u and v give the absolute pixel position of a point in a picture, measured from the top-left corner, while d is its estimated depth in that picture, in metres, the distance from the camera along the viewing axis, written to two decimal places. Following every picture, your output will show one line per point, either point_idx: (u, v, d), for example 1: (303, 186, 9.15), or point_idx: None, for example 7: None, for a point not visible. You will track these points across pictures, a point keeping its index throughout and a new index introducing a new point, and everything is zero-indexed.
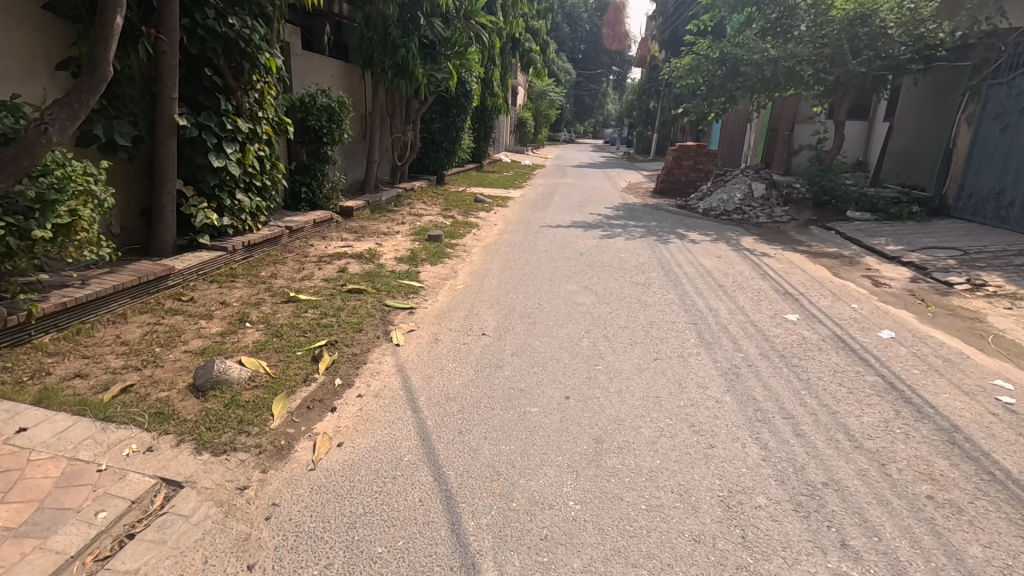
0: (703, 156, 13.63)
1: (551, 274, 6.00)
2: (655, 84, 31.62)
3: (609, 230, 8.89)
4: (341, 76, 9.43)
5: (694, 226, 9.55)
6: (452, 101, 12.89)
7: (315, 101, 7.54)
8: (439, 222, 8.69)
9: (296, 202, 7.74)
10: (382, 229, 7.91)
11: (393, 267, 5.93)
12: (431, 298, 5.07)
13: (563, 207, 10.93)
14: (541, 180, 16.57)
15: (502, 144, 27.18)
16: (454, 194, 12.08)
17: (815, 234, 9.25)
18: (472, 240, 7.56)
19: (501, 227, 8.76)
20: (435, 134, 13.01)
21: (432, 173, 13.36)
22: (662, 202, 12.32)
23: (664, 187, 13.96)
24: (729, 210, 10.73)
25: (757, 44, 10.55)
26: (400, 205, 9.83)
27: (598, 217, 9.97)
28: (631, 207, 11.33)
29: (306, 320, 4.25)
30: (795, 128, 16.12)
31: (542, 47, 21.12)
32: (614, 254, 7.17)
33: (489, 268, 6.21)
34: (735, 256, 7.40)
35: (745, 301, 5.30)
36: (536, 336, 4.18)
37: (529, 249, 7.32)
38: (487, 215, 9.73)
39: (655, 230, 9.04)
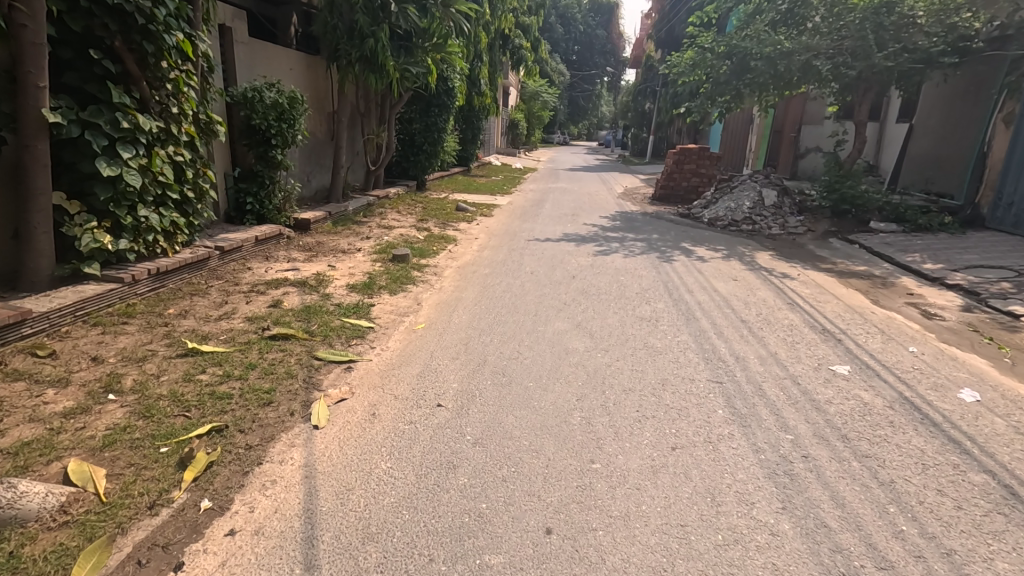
0: (706, 159, 12.60)
1: (536, 306, 4.90)
2: (651, 84, 30.61)
3: (606, 244, 7.81)
4: (302, 69, 8.29)
5: (700, 239, 8.50)
6: (434, 100, 11.78)
7: (261, 96, 6.43)
8: (411, 236, 7.60)
9: (240, 215, 6.61)
10: (342, 246, 6.79)
11: (343, 299, 4.82)
12: (380, 345, 3.96)
13: (554, 217, 9.86)
14: (532, 184, 15.47)
15: (492, 146, 26.07)
16: (435, 202, 10.97)
17: (837, 248, 8.21)
18: (446, 260, 6.46)
19: (483, 241, 7.65)
20: (415, 136, 11.90)
21: (412, 178, 12.25)
22: (662, 210, 11.26)
23: (663, 193, 12.92)
24: (737, 219, 9.69)
25: (769, 36, 9.60)
26: (370, 216, 8.71)
27: (594, 228, 8.91)
28: (629, 216, 10.28)
29: (198, 386, 3.13)
30: (802, 129, 15.21)
31: (533, 44, 20.11)
32: (612, 276, 6.09)
33: (461, 298, 5.11)
34: (752, 277, 6.35)
35: (777, 345, 4.22)
36: (509, 410, 3.07)
37: (512, 270, 6.22)
38: (467, 226, 8.64)
39: (657, 244, 7.98)
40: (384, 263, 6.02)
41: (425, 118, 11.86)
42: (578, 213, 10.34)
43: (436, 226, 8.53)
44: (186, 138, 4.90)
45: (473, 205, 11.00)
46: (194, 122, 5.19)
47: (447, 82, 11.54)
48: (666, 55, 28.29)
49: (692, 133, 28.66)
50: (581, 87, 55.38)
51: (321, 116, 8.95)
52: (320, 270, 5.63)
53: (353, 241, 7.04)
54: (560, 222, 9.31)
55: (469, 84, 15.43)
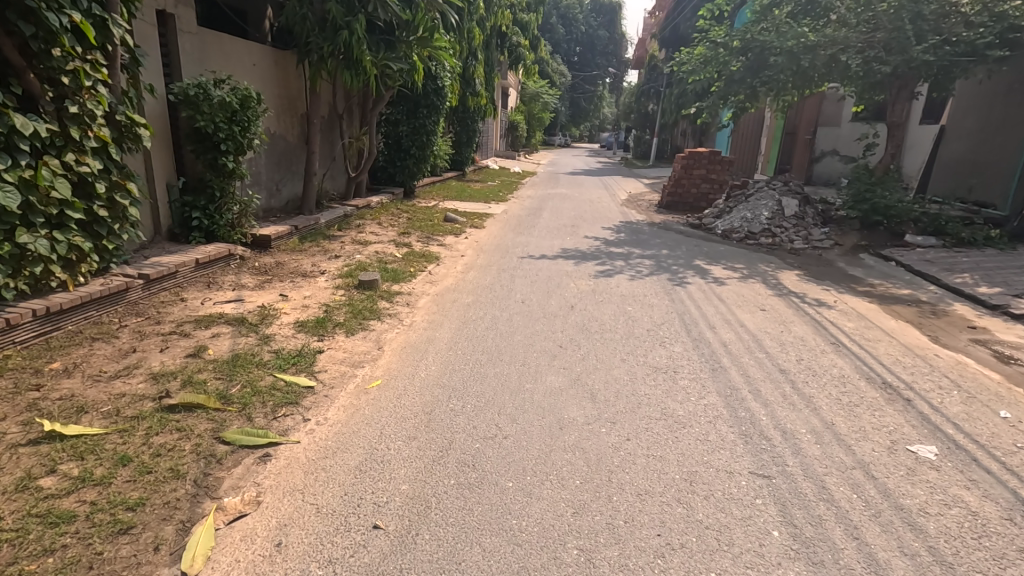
0: (717, 164, 11.67)
1: (525, 350, 3.97)
2: (655, 84, 29.66)
3: (609, 263, 6.87)
4: (267, 64, 7.38)
5: (715, 255, 7.57)
6: (422, 100, 10.87)
7: (207, 94, 5.50)
8: (389, 254, 6.67)
9: (185, 232, 5.72)
10: (305, 267, 5.88)
11: (284, 343, 3.90)
12: (317, 415, 3.04)
13: (552, 228, 8.94)
14: (530, 190, 14.55)
15: (490, 149, 25.17)
16: (422, 211, 10.06)
17: (870, 265, 7.28)
18: (425, 285, 5.54)
19: (471, 260, 6.72)
20: (402, 139, 11.00)
21: (399, 184, 11.34)
22: (671, 220, 10.33)
23: (671, 200, 11.99)
24: (754, 231, 8.76)
25: (790, 29, 8.69)
26: (346, 229, 7.80)
27: (597, 243, 7.97)
28: (636, 227, 9.34)
29: (34, 497, 2.20)
30: (818, 131, 14.43)
31: (533, 43, 19.20)
32: (617, 305, 5.14)
33: (436, 339, 4.19)
34: (782, 306, 5.41)
35: (832, 410, 3.29)
36: (475, 538, 2.14)
37: (500, 297, 5.29)
38: (455, 241, 7.71)
39: (667, 262, 7.05)
40: (349, 290, 5.11)
41: (411, 120, 10.93)
42: (579, 224, 9.41)
43: (418, 240, 7.60)
44: (96, 144, 3.98)
45: (464, 215, 10.07)
46: (112, 125, 4.27)
47: (437, 81, 10.71)
48: (670, 55, 27.35)
49: (698, 135, 27.68)
50: (583, 88, 54.49)
51: (292, 118, 8.05)
52: (268, 301, 4.72)
53: (319, 261, 6.12)
54: (558, 234, 8.39)
55: (464, 84, 14.54)
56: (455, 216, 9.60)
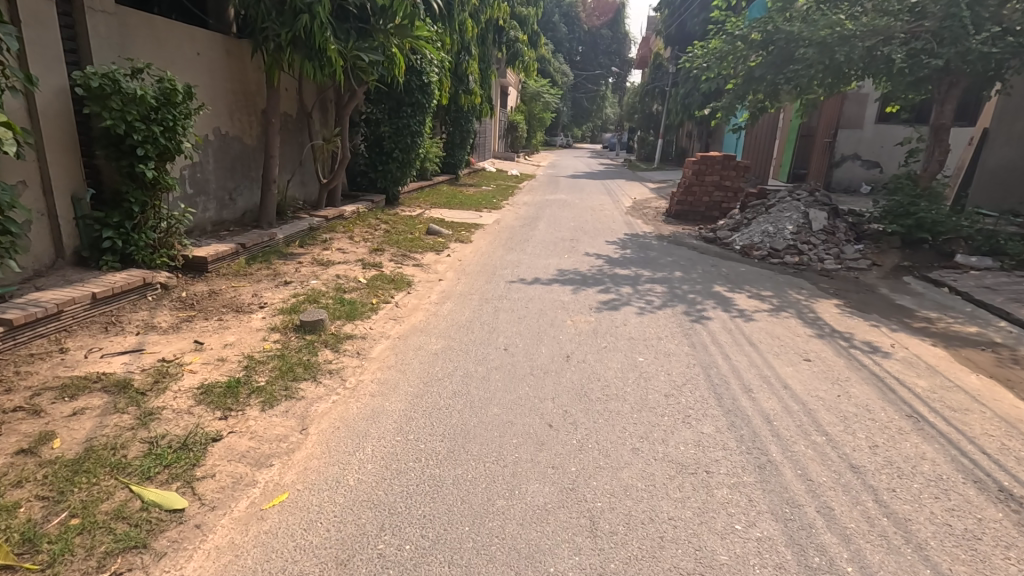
0: (731, 170, 10.63)
1: (499, 435, 2.92)
2: (660, 84, 28.59)
3: (615, 290, 5.83)
4: (213, 54, 6.32)
5: (736, 278, 6.52)
6: (405, 97, 9.84)
7: (117, 86, 4.43)
8: (350, 278, 5.63)
9: (96, 255, 4.66)
10: (243, 298, 4.83)
11: (167, 426, 2.82)
12: (168, 572, 1.98)
13: (548, 243, 7.89)
14: (526, 196, 13.50)
15: (488, 150, 24.10)
16: (404, 221, 9.02)
17: (919, 292, 6.22)
18: (386, 323, 4.50)
19: (449, 285, 5.68)
20: (383, 140, 9.95)
21: (381, 190, 10.31)
22: (681, 233, 9.27)
23: (680, 209, 10.94)
24: (778, 248, 7.70)
25: (821, 17, 7.68)
26: (308, 246, 6.76)
27: (599, 262, 6.94)
28: (643, 242, 8.30)
29: None
30: (838, 133, 13.39)
31: (532, 39, 18.20)
32: (625, 353, 4.09)
33: (384, 413, 3.14)
34: (829, 353, 4.36)
35: (947, 549, 2.23)
36: None
37: (477, 341, 4.24)
38: (433, 260, 6.67)
39: (682, 288, 6.00)
40: (286, 333, 4.06)
41: (393, 120, 9.88)
42: (579, 238, 8.37)
43: (390, 259, 6.55)
44: None
45: (449, 226, 9.02)
46: None
47: (422, 76, 9.70)
48: (676, 53, 26.33)
49: (704, 136, 26.62)
50: (585, 88, 53.45)
51: (250, 116, 7.03)
52: (175, 351, 3.66)
53: (262, 290, 5.08)
54: (555, 252, 7.35)
55: (456, 82, 13.53)
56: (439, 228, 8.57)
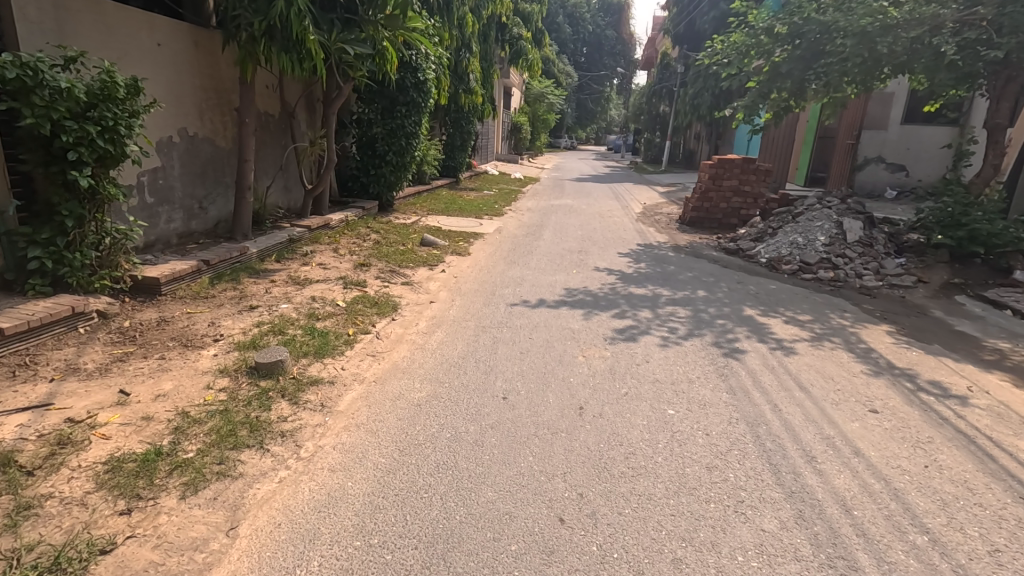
0: (751, 174, 9.89)
1: (491, 543, 2.16)
2: (668, 84, 27.80)
3: (631, 314, 5.08)
4: (177, 45, 5.60)
5: (768, 298, 5.76)
6: (400, 96, 9.14)
7: (37, 76, 3.70)
8: (328, 300, 4.89)
9: (23, 278, 3.95)
10: (196, 329, 4.09)
11: (44, 528, 2.09)
12: None
13: (553, 256, 7.15)
14: (530, 201, 12.77)
15: (490, 153, 23.33)
16: (397, 230, 8.29)
17: (979, 315, 5.45)
18: (361, 362, 3.75)
19: (441, 309, 4.94)
20: (376, 142, 9.26)
21: (373, 196, 9.60)
22: (699, 244, 8.51)
23: (695, 216, 10.18)
24: (810, 261, 6.93)
25: (859, 4, 6.99)
26: (286, 261, 6.03)
27: (611, 279, 6.19)
28: (659, 255, 7.55)
29: None
30: (861, 134, 12.68)
31: (536, 38, 17.51)
32: (651, 403, 3.34)
33: (344, 502, 2.38)
34: (896, 398, 3.60)
35: None
36: None
37: (470, 387, 3.48)
38: (425, 277, 5.94)
39: (708, 312, 5.23)
40: (236, 377, 3.32)
41: (386, 121, 9.16)
42: (588, 250, 7.62)
43: (376, 276, 5.81)
44: None
45: (446, 235, 8.28)
46: None
47: (418, 73, 9.02)
48: (684, 52, 25.57)
49: (713, 138, 25.84)
50: (590, 90, 52.69)
51: (224, 116, 6.35)
52: (90, 406, 2.93)
53: (222, 317, 4.35)
54: (562, 266, 6.60)
55: (456, 81, 12.82)
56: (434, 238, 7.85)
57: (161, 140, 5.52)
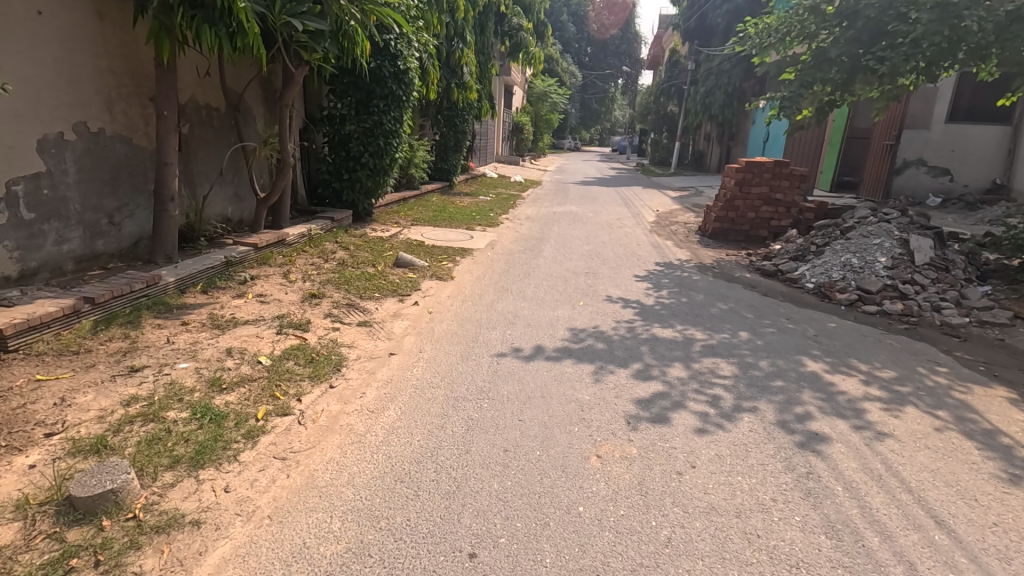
0: (782, 180, 8.61)
1: None
2: (677, 82, 26.52)
3: (661, 371, 3.78)
4: (68, 14, 4.31)
5: (832, 344, 4.45)
6: (376, 88, 7.85)
7: None
8: (246, 356, 3.60)
9: None
10: (31, 411, 2.79)
11: None
12: None
13: (555, 281, 5.85)
14: (530, 208, 11.48)
15: (489, 154, 21.97)
16: (369, 248, 7.01)
17: None
18: (259, 477, 2.45)
19: (402, 368, 3.65)
20: (349, 142, 7.99)
21: (347, 204, 8.33)
22: (727, 264, 7.20)
23: (719, 228, 8.87)
24: (871, 290, 5.62)
25: None
26: (214, 292, 4.75)
27: (630, 315, 4.90)
28: (683, 279, 6.24)
29: None
30: (901, 134, 11.35)
31: (539, 31, 16.31)
32: (713, 569, 2.03)
33: None
34: None
35: None
36: None
37: (420, 530, 2.18)
38: (390, 314, 4.64)
39: (761, 368, 3.92)
40: (32, 523, 2.03)
41: (360, 118, 7.90)
42: (598, 272, 6.32)
43: (325, 313, 4.52)
44: None
45: (428, 253, 6.99)
46: None
47: (397, 61, 7.77)
48: (694, 48, 24.27)
49: (724, 138, 24.51)
50: (595, 89, 51.37)
51: (144, 108, 5.09)
52: None
53: (81, 388, 3.05)
54: (566, 297, 5.31)
55: (448, 75, 11.55)
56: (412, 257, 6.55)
57: (46, 138, 4.25)
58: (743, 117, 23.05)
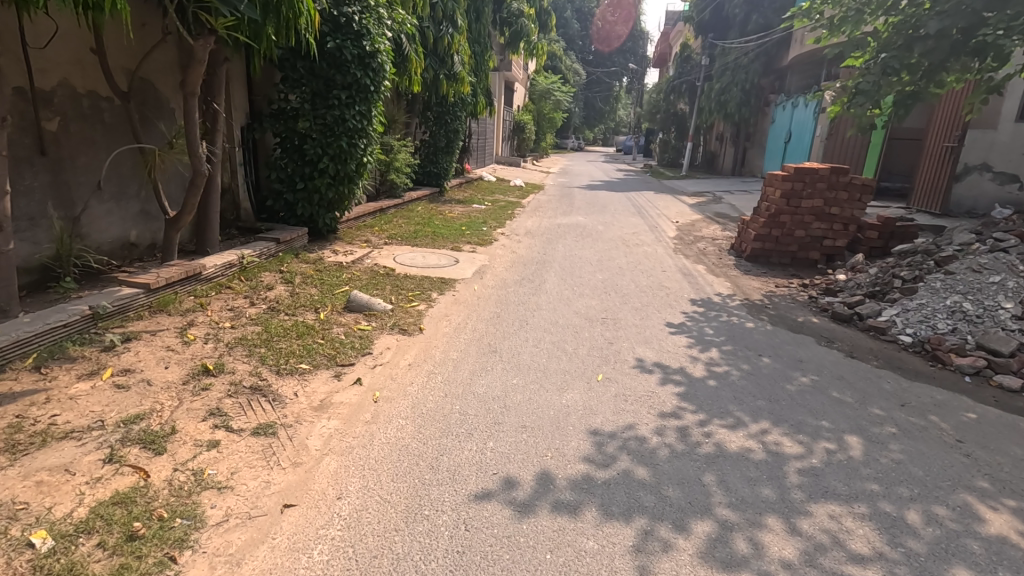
0: (839, 191, 7.01)
1: None
2: (689, 79, 24.93)
3: (751, 542, 2.17)
4: None
5: (997, 463, 2.84)
6: (335, 74, 6.24)
7: None
8: (11, 532, 1.99)
9: None
10: None
11: None
12: None
13: (560, 336, 4.26)
14: (529, 220, 9.88)
15: (487, 156, 20.39)
16: (319, 281, 5.40)
17: None
18: None
19: (291, 553, 2.04)
20: (304, 143, 6.40)
21: (303, 220, 6.73)
22: (782, 302, 5.59)
23: (760, 249, 7.31)
24: (1004, 354, 4.00)
25: None
26: (53, 368, 3.16)
27: (674, 402, 3.30)
28: (736, 331, 4.63)
29: None
30: (965, 135, 9.65)
31: (542, 20, 14.76)
32: None
33: None
34: None
35: None
36: None
37: None
38: (310, 410, 3.03)
39: (920, 527, 2.30)
40: None
41: (317, 113, 6.31)
42: (618, 319, 4.73)
43: (208, 410, 2.91)
44: None
45: (394, 287, 5.39)
46: None
47: (362, 41, 6.17)
48: (708, 42, 22.70)
49: (739, 138, 22.88)
50: (599, 87, 49.78)
51: None
52: None
53: None
54: (578, 368, 3.72)
55: (435, 65, 9.96)
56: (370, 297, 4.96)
57: None
58: (761, 117, 21.44)
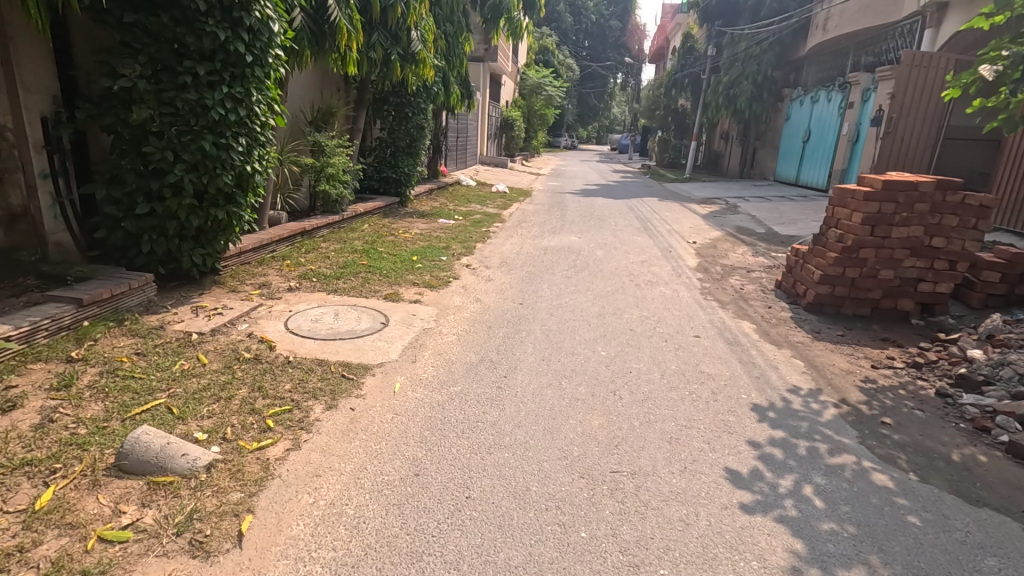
0: (944, 215, 4.86)
1: None
2: (692, 72, 22.80)
3: None
4: None
5: None
6: (187, 35, 3.96)
7: None
8: None
9: None
10: None
11: None
12: None
13: (527, 553, 2.06)
14: (508, 243, 7.68)
15: (470, 155, 18.24)
16: (123, 380, 3.15)
17: None
18: None
19: None
20: (145, 142, 4.12)
21: (154, 259, 4.44)
22: (903, 410, 3.39)
23: (826, 296, 5.13)
24: None
25: None
26: None
27: None
28: (869, 507, 2.42)
29: None
30: None
31: None
32: None
33: None
34: None
35: None
36: None
37: None
38: None
39: None
40: None
41: (162, 96, 4.03)
42: (638, 478, 2.54)
43: None
44: None
45: (252, 394, 3.13)
46: None
47: None
48: (715, 31, 20.59)
49: (749, 137, 20.79)
50: (593, 83, 47.59)
51: None
52: None
53: None
54: None
55: (384, 39, 7.64)
56: (183, 433, 2.69)
57: None
58: (773, 113, 19.32)
